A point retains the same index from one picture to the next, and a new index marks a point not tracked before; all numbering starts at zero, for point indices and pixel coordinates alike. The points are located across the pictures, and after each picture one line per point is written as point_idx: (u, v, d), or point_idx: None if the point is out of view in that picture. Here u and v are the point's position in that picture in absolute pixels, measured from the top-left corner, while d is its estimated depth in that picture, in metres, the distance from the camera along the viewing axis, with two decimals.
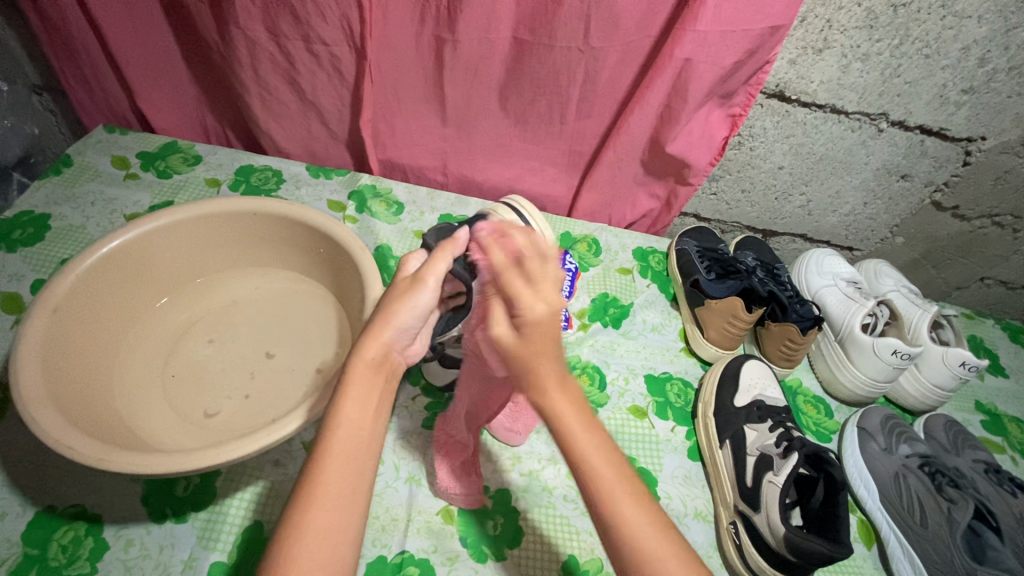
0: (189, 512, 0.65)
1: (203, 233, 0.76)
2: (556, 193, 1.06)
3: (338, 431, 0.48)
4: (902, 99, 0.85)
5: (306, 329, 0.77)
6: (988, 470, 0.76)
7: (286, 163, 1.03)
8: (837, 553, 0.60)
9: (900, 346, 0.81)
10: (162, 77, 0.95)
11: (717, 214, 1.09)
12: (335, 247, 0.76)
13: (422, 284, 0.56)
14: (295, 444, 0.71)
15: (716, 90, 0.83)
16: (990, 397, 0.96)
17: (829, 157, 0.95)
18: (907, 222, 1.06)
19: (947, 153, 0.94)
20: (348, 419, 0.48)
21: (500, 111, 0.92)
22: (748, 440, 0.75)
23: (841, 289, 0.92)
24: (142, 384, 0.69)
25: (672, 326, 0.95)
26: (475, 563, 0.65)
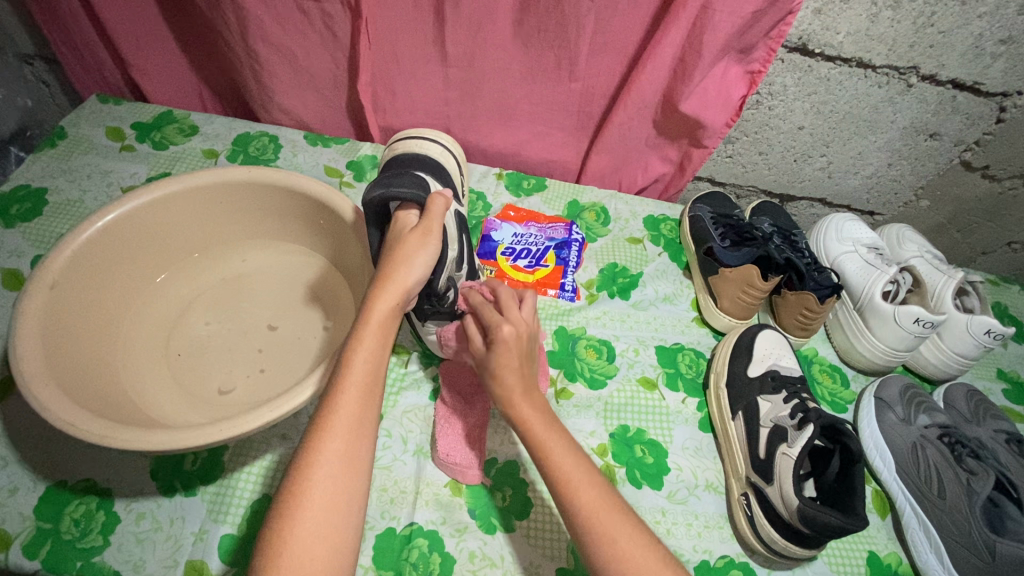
0: (198, 486, 0.65)
1: (199, 205, 0.74)
2: (564, 158, 1.03)
3: (362, 377, 0.51)
4: (934, 51, 0.79)
5: (310, 304, 0.76)
6: (1010, 439, 0.75)
7: (282, 131, 1.00)
8: (853, 524, 0.57)
9: (924, 314, 0.77)
10: (153, 44, 0.92)
11: (732, 178, 1.05)
12: (335, 218, 0.73)
13: (434, 231, 0.60)
14: (300, 418, 0.71)
15: (733, 43, 0.78)
16: (1012, 364, 0.94)
17: (852, 116, 0.90)
18: (933, 183, 1.01)
19: (981, 110, 0.88)
20: (362, 377, 0.52)
21: (505, 71, 0.87)
22: (762, 411, 0.73)
23: (862, 256, 0.88)
24: (147, 361, 0.68)
25: (684, 296, 0.92)
26: (484, 535, 0.65)
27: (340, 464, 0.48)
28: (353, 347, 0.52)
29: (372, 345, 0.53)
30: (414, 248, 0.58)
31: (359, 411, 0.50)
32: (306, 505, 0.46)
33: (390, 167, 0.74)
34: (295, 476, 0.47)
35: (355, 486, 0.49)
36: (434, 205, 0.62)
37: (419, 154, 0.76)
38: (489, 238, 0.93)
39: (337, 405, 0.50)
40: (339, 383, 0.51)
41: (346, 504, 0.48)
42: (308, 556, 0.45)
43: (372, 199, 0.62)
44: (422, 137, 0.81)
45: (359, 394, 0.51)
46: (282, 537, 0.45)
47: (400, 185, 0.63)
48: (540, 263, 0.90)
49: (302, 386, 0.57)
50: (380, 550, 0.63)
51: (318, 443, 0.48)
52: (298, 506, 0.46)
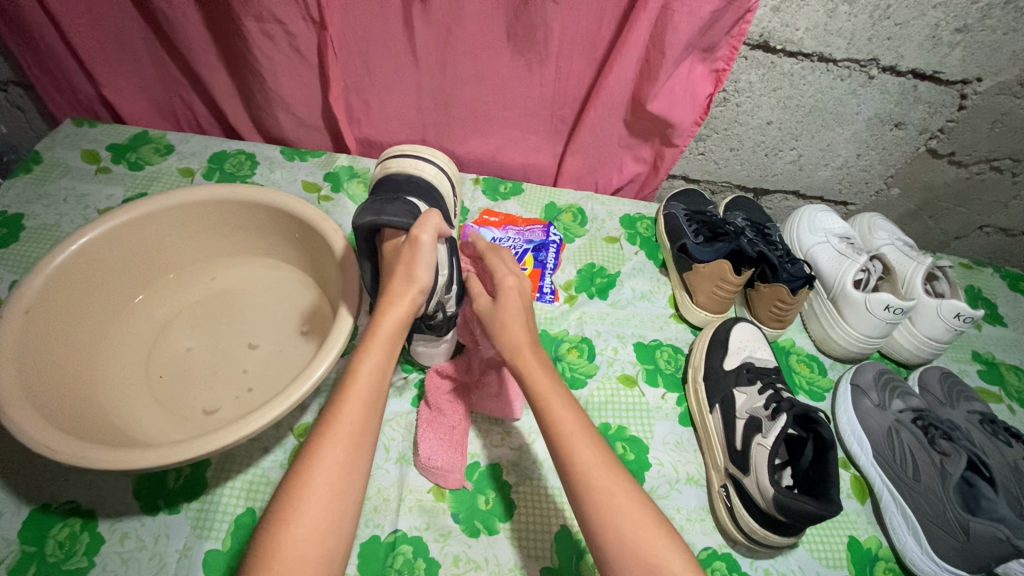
0: (182, 503, 0.65)
1: (172, 225, 0.74)
2: (540, 162, 1.04)
3: (366, 388, 0.54)
4: (892, 42, 0.81)
5: (289, 318, 0.76)
6: (983, 420, 0.76)
7: (259, 147, 1.01)
8: (828, 510, 0.58)
9: (893, 301, 0.79)
10: (125, 65, 0.92)
11: (706, 175, 1.06)
12: (309, 230, 0.74)
13: (422, 244, 0.59)
14: (282, 430, 0.71)
15: (696, 43, 0.80)
16: (987, 346, 0.95)
17: (818, 109, 0.92)
18: (902, 171, 1.03)
19: (942, 98, 0.90)
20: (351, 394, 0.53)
21: (475, 80, 0.89)
22: (738, 403, 0.73)
23: (834, 245, 0.90)
24: (127, 382, 0.68)
25: (661, 293, 0.93)
26: (468, 538, 0.66)
27: (338, 472, 0.49)
28: (358, 360, 0.55)
29: (377, 358, 0.56)
30: (407, 262, 0.59)
31: (361, 422, 0.52)
32: (303, 510, 0.47)
33: (382, 188, 0.76)
34: (294, 484, 0.49)
35: (351, 496, 0.50)
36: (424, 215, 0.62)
37: (412, 176, 0.77)
38: None
39: (336, 418, 0.52)
40: (343, 393, 0.53)
41: (341, 511, 0.49)
42: (300, 562, 0.46)
43: (362, 224, 0.62)
44: (417, 156, 0.82)
45: (362, 406, 0.53)
46: (276, 541, 0.46)
47: (391, 212, 0.63)
48: (519, 266, 0.92)
49: (286, 394, 0.58)
50: (365, 558, 0.63)
51: (318, 450, 0.50)
52: (280, 522, 0.47)
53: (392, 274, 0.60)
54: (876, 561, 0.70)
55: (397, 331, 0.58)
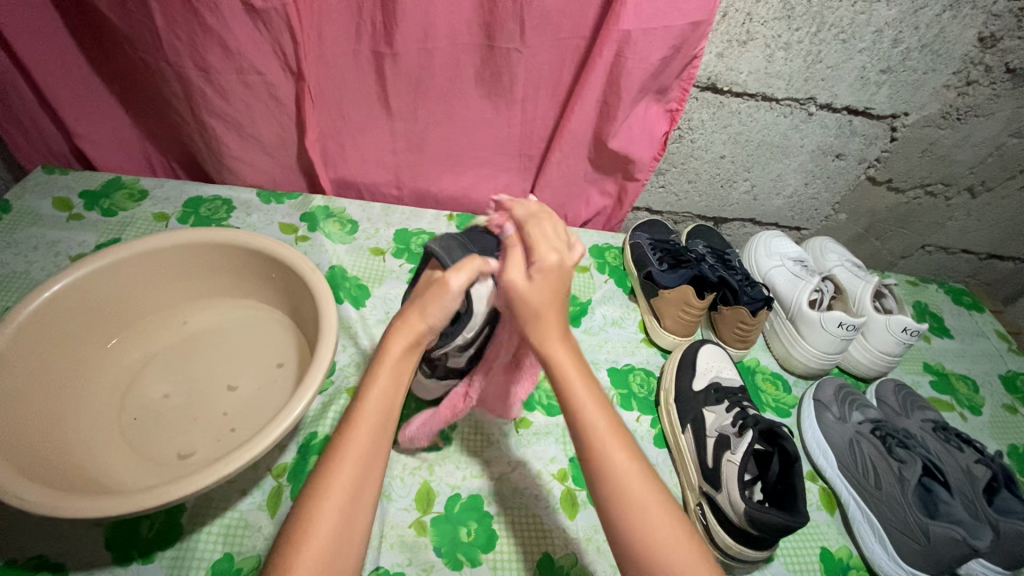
0: (156, 551, 0.63)
1: (147, 270, 0.75)
2: (511, 198, 1.08)
3: (372, 415, 0.52)
4: (826, 83, 0.89)
5: (267, 357, 0.77)
6: (936, 428, 0.81)
7: (235, 190, 1.02)
8: (796, 521, 0.60)
9: (845, 318, 0.84)
10: (100, 115, 0.94)
11: (668, 207, 1.12)
12: (286, 270, 0.76)
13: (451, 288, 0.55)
14: (259, 471, 0.71)
15: (650, 86, 0.86)
16: (937, 357, 1.02)
17: (766, 143, 0.99)
18: (847, 198, 1.11)
19: (875, 131, 0.98)
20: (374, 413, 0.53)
21: (447, 122, 0.93)
22: (707, 422, 0.76)
23: (789, 268, 0.96)
24: (100, 430, 0.67)
25: (632, 319, 0.97)
26: (451, 572, 0.66)
27: (346, 501, 0.48)
28: (368, 385, 0.54)
29: (386, 385, 0.54)
30: (432, 295, 0.56)
31: (369, 450, 0.51)
32: (309, 545, 0.46)
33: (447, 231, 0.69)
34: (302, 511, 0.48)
35: (359, 526, 0.49)
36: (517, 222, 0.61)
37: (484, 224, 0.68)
38: None
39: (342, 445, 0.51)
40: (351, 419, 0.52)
41: (345, 543, 0.48)
42: None
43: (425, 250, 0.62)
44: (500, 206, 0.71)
45: (370, 433, 0.51)
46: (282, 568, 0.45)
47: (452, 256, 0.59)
48: None
49: (265, 434, 0.58)
50: None
51: (329, 477, 0.49)
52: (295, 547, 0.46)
53: (416, 301, 0.58)
54: (848, 570, 0.73)
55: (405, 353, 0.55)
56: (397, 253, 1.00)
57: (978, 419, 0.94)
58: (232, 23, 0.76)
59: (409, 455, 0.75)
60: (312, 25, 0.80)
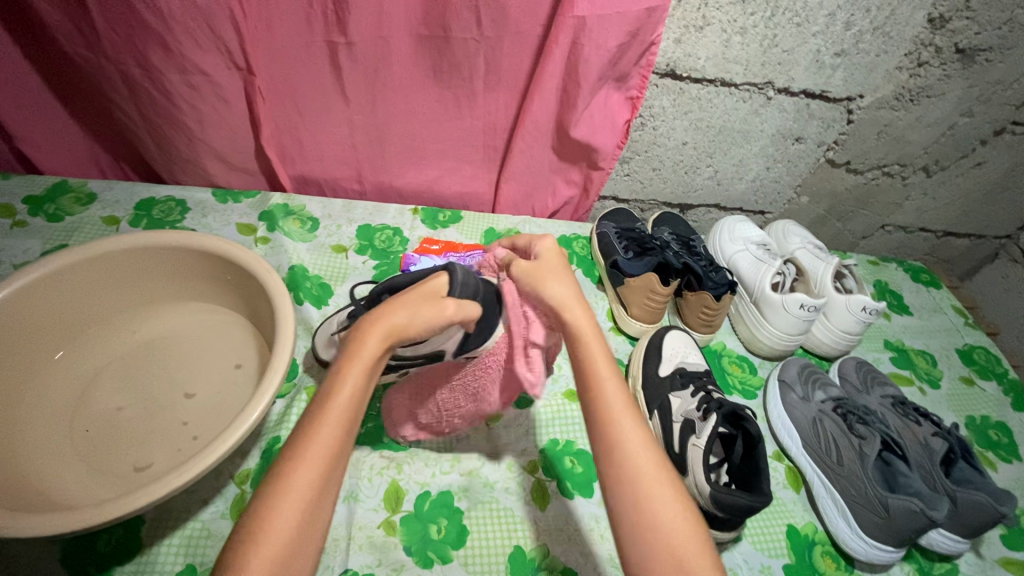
0: (114, 567, 0.61)
1: (94, 277, 0.72)
2: (476, 190, 1.07)
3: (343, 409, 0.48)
4: (782, 66, 0.90)
5: (226, 361, 0.75)
6: (895, 403, 0.83)
7: (189, 191, 0.99)
8: (758, 501, 0.61)
9: (806, 299, 0.85)
10: (39, 116, 0.89)
11: (634, 195, 1.12)
12: (241, 271, 0.74)
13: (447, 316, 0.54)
14: (221, 479, 0.69)
15: (609, 73, 0.86)
16: (897, 334, 1.04)
17: (727, 128, 1.00)
18: (808, 181, 1.13)
19: (832, 114, 1.00)
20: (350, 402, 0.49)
21: (407, 114, 0.92)
22: (673, 407, 0.76)
23: (752, 252, 0.97)
24: (49, 445, 0.64)
25: (600, 308, 0.97)
26: (421, 570, 0.65)
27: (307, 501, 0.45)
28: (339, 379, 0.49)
29: (356, 381, 0.50)
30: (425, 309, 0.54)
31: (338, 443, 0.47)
32: (262, 545, 0.43)
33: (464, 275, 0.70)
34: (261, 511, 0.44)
35: (320, 521, 0.47)
36: (546, 258, 0.59)
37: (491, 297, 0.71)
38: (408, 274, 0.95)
39: (311, 438, 0.47)
40: (321, 407, 0.48)
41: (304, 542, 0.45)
42: None
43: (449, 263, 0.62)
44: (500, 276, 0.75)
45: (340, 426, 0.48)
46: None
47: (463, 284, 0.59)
48: None
49: (221, 440, 0.56)
50: None
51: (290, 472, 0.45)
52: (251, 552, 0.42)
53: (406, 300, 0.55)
54: (813, 545, 0.74)
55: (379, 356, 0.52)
56: (360, 250, 0.98)
57: (936, 392, 0.97)
58: (173, 16, 0.73)
59: (377, 455, 0.74)
60: (259, 17, 0.77)
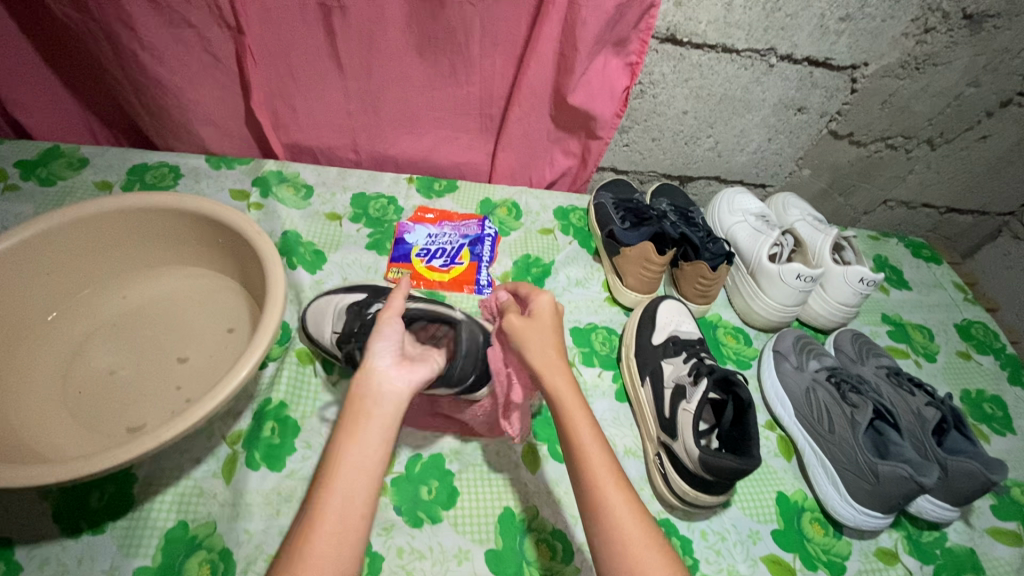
0: (107, 522, 0.62)
1: (84, 238, 0.71)
2: (473, 160, 1.06)
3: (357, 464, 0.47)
4: (785, 32, 0.88)
5: (218, 325, 0.75)
6: (890, 373, 0.83)
7: (182, 157, 0.98)
8: (745, 464, 0.61)
9: (803, 270, 0.84)
10: (28, 79, 0.88)
11: (633, 166, 1.11)
12: (232, 235, 0.73)
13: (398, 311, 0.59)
14: (214, 439, 0.69)
15: (607, 37, 0.84)
16: (895, 308, 1.04)
17: (728, 97, 0.98)
18: (810, 153, 1.11)
19: (836, 82, 0.97)
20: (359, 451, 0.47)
21: (401, 79, 0.90)
22: (665, 374, 0.76)
23: (750, 224, 0.96)
24: (41, 403, 0.64)
25: (595, 279, 0.97)
26: (412, 529, 0.66)
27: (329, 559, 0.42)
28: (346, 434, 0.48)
29: (364, 432, 0.48)
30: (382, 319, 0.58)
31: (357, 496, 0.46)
32: None
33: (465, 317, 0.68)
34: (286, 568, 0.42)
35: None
36: (539, 315, 0.61)
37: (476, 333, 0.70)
38: (403, 242, 0.94)
39: (328, 491, 0.45)
40: (330, 468, 0.46)
41: None
42: None
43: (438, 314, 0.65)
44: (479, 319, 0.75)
45: (358, 475, 0.46)
46: None
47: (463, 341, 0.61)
48: (455, 261, 0.93)
49: (211, 397, 0.57)
50: None
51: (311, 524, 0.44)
52: None
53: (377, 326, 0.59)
54: (802, 512, 0.75)
55: (372, 374, 0.51)
56: (354, 218, 0.97)
57: (932, 366, 0.96)
58: None
59: None
60: None
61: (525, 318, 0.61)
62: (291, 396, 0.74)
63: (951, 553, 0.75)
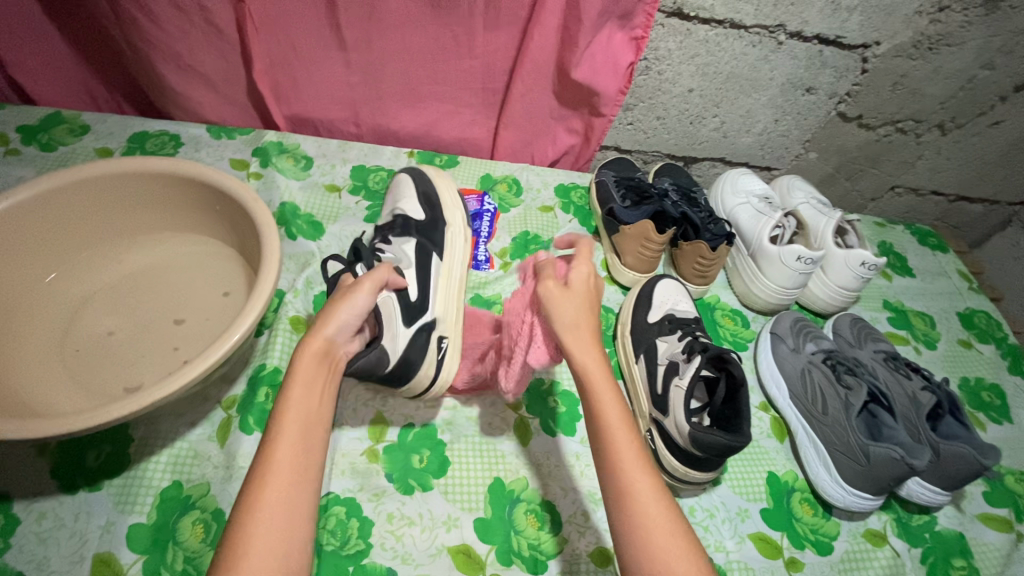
0: (103, 480, 0.63)
1: (82, 200, 0.72)
2: (474, 135, 1.05)
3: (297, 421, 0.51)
4: (795, 8, 0.86)
5: (215, 291, 0.75)
6: (887, 357, 0.82)
7: (183, 126, 0.98)
8: (736, 441, 0.61)
9: (804, 252, 0.84)
10: (29, 42, 0.88)
11: (637, 145, 1.09)
12: (229, 201, 0.73)
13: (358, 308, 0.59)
14: (209, 403, 0.70)
15: (612, 9, 0.83)
16: (897, 295, 1.03)
17: (734, 75, 0.96)
18: (817, 135, 1.09)
19: (846, 62, 0.95)
20: (301, 410, 0.52)
21: (402, 50, 0.89)
22: (659, 351, 0.76)
23: (753, 205, 0.95)
24: (39, 361, 0.65)
25: (594, 258, 0.96)
26: (402, 496, 0.67)
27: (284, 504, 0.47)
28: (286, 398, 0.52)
29: (301, 402, 0.52)
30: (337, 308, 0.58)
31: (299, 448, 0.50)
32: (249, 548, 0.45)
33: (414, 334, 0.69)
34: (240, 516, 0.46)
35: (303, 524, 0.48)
36: (574, 285, 0.57)
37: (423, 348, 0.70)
38: None
39: (268, 454, 0.49)
40: (273, 437, 0.50)
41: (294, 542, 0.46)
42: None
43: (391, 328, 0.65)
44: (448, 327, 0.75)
45: (300, 430, 0.51)
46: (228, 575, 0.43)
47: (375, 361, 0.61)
48: None
49: (205, 357, 0.57)
50: None
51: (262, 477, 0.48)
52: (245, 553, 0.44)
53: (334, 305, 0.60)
54: (792, 492, 0.75)
55: (315, 366, 0.55)
56: (353, 190, 0.97)
57: (931, 353, 0.96)
58: None
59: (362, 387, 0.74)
60: None
61: (564, 285, 0.56)
62: (286, 363, 0.75)
63: (939, 537, 0.75)
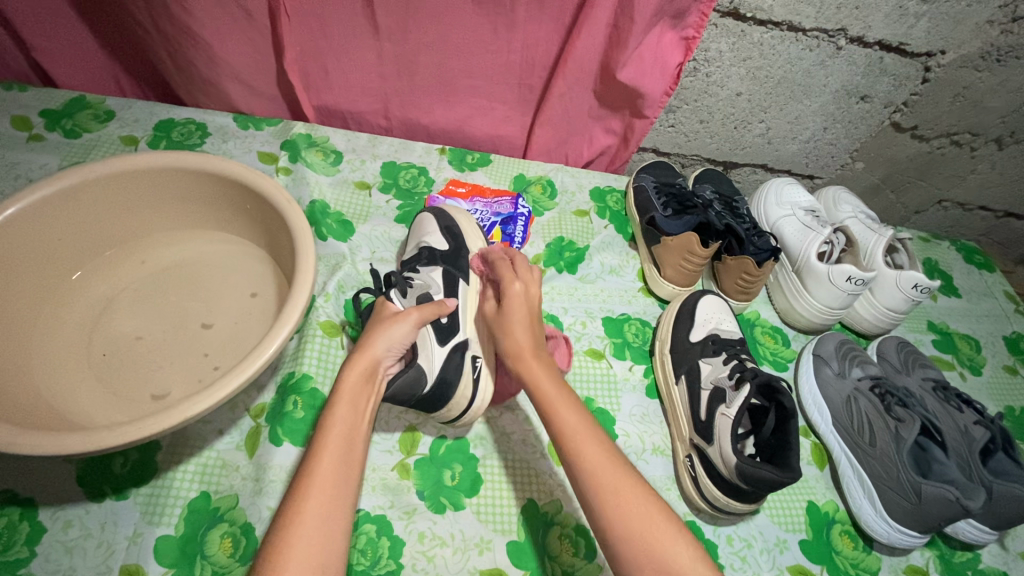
0: (131, 488, 0.62)
1: (109, 196, 0.69)
2: (508, 133, 1.01)
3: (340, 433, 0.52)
4: (860, 12, 0.81)
5: (244, 293, 0.72)
6: (936, 387, 0.79)
7: (209, 114, 0.94)
8: (789, 477, 0.58)
9: (855, 273, 0.80)
10: (54, 24, 0.84)
11: (676, 149, 1.05)
12: (260, 200, 0.71)
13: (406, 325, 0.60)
14: (237, 411, 0.68)
15: (665, 8, 0.78)
16: (942, 316, 0.99)
17: (787, 80, 0.91)
18: (867, 145, 1.04)
19: (906, 70, 0.90)
20: (346, 422, 0.53)
21: (439, 44, 0.85)
22: (702, 373, 0.74)
23: (799, 218, 0.91)
24: (66, 363, 0.63)
25: (630, 267, 0.93)
26: (434, 515, 0.65)
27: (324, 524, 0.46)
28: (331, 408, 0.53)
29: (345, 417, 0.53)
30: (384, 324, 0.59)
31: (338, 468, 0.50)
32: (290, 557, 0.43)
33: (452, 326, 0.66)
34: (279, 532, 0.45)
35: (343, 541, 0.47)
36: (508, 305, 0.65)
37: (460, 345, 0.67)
38: None
39: (310, 475, 0.49)
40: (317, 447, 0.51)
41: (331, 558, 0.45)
42: None
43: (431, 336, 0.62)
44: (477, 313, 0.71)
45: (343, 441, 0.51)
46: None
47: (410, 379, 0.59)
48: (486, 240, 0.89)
49: (238, 371, 0.55)
50: None
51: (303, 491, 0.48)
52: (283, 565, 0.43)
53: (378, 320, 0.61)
54: (832, 523, 0.73)
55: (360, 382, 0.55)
56: (384, 188, 0.94)
57: (977, 379, 0.92)
58: None
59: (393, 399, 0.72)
60: None
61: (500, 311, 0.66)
62: (316, 370, 0.72)
63: None
